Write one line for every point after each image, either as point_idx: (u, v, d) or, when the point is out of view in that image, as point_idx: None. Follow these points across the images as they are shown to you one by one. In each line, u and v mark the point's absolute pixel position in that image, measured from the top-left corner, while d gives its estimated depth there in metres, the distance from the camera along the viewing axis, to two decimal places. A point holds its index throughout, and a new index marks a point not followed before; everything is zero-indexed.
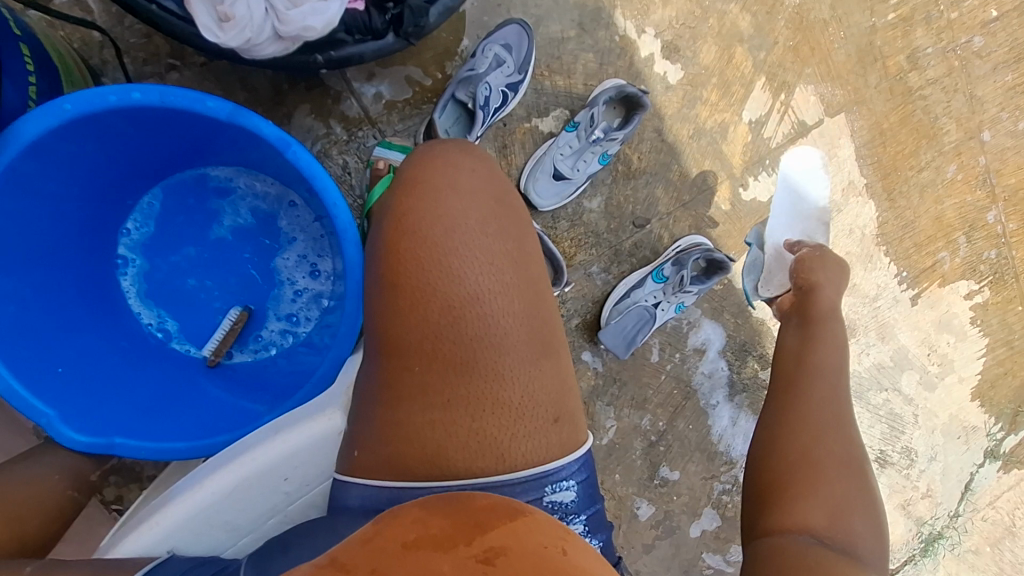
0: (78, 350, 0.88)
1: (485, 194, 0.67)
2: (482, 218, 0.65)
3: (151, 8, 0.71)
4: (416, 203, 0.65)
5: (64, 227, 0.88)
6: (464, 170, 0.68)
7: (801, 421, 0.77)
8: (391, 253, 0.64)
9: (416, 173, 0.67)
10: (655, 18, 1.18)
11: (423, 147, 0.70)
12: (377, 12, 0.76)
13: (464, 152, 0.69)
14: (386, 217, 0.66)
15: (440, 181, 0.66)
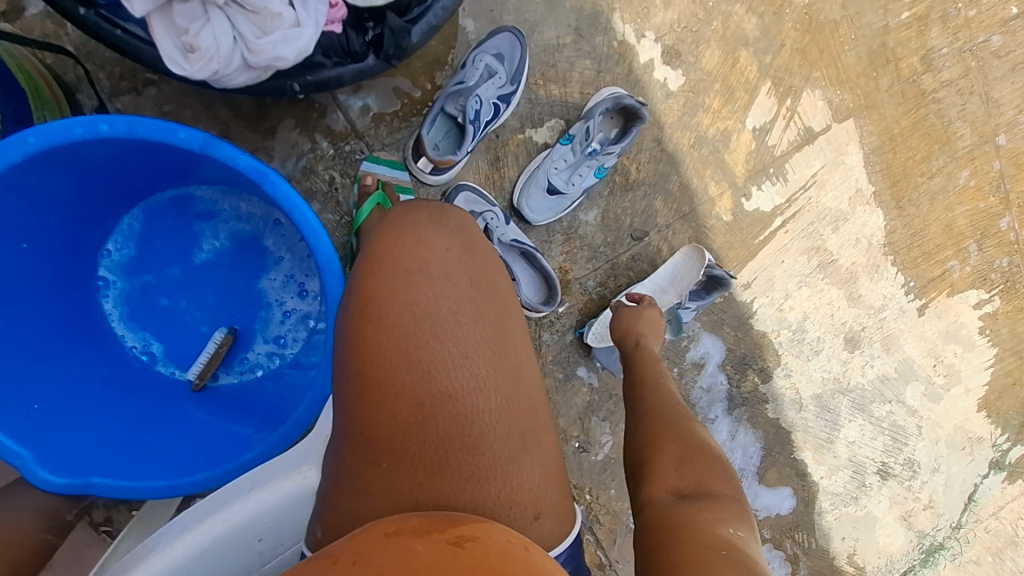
0: (56, 381, 0.86)
1: (458, 275, 0.62)
2: (454, 303, 0.61)
3: (116, 34, 0.67)
4: (383, 286, 0.61)
5: (39, 256, 0.86)
6: (435, 248, 0.63)
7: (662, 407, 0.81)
8: (357, 339, 0.60)
9: (382, 251, 0.63)
10: (656, 21, 1.13)
11: (390, 219, 0.65)
12: (355, 32, 0.71)
13: (437, 226, 0.65)
14: (350, 298, 0.62)
15: (409, 262, 0.62)
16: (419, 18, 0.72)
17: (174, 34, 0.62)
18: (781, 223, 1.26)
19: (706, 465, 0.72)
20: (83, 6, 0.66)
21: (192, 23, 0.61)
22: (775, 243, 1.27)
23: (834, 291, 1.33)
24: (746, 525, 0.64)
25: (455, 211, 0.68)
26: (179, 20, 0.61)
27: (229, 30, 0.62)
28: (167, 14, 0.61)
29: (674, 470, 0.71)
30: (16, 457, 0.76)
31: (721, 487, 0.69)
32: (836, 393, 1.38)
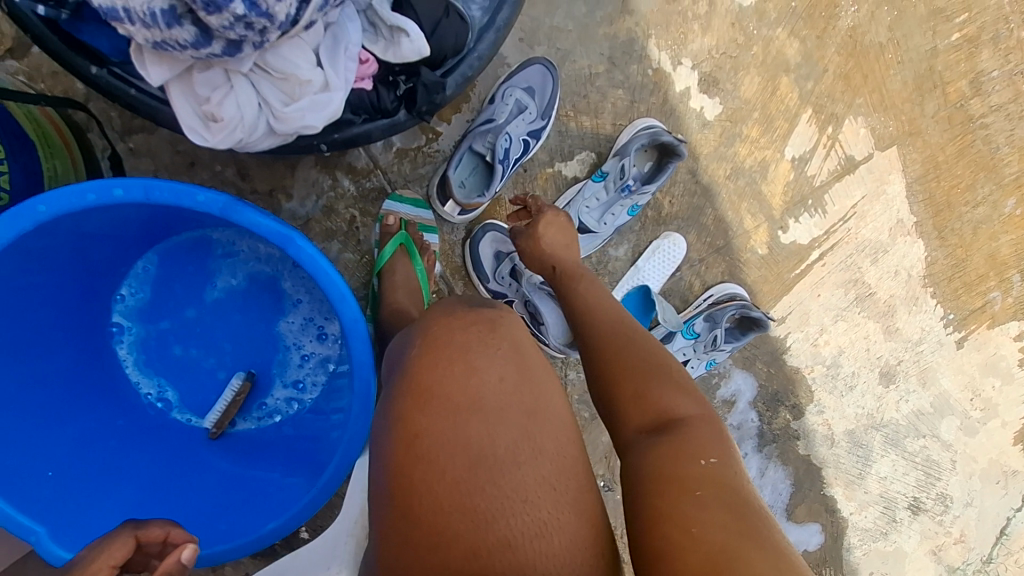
0: (70, 439, 0.83)
1: (516, 407, 0.54)
2: (514, 439, 0.52)
3: (131, 93, 0.62)
4: (430, 425, 0.53)
5: (50, 312, 0.81)
6: (488, 376, 0.54)
7: (603, 338, 0.75)
8: (400, 484, 0.52)
9: (426, 381, 0.55)
10: (693, 48, 1.07)
11: (434, 340, 0.57)
12: (385, 88, 0.66)
13: (489, 349, 0.56)
14: (392, 436, 0.54)
15: (459, 393, 0.54)
16: (454, 69, 0.68)
17: (194, 102, 0.57)
18: (818, 256, 1.21)
19: (664, 387, 0.66)
20: (95, 65, 0.61)
21: (213, 91, 0.56)
22: (811, 277, 1.22)
23: (870, 325, 1.28)
24: (720, 445, 0.60)
25: (506, 327, 0.59)
26: (199, 88, 0.56)
27: (253, 97, 0.57)
28: (186, 81, 0.56)
29: (637, 406, 0.66)
30: (30, 534, 0.72)
31: (687, 408, 0.64)
32: (869, 428, 1.33)
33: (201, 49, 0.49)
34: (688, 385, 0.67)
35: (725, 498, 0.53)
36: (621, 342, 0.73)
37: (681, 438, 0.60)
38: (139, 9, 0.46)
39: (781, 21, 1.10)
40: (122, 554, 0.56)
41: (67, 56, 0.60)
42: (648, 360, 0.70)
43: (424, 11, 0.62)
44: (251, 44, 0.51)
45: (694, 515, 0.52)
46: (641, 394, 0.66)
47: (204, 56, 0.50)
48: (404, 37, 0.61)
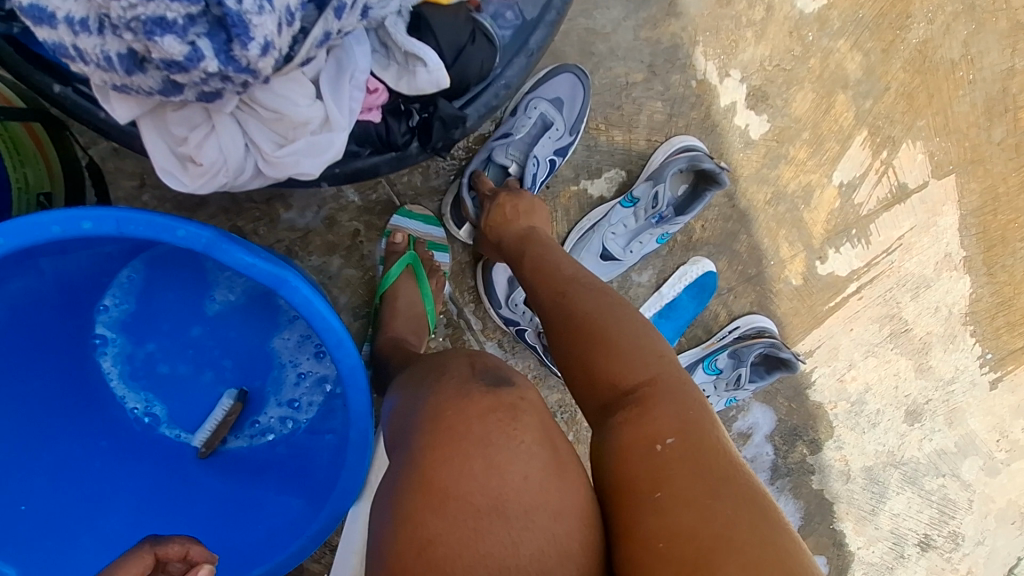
0: (50, 466, 0.81)
1: (542, 510, 0.47)
2: (533, 541, 0.46)
3: (99, 115, 0.55)
4: (446, 532, 0.45)
5: (26, 337, 0.77)
6: (513, 475, 0.47)
7: (542, 298, 0.65)
8: None
9: (440, 478, 0.47)
10: (743, 58, 0.96)
11: (449, 429, 0.49)
12: (395, 119, 0.57)
13: (513, 441, 0.49)
14: (397, 536, 0.46)
15: (478, 497, 0.47)
16: (478, 98, 0.59)
17: (170, 141, 0.49)
18: (855, 289, 1.12)
19: (612, 352, 0.57)
20: (60, 82, 0.54)
21: (192, 131, 0.48)
22: (845, 311, 1.13)
23: (902, 362, 1.20)
24: (684, 410, 0.52)
25: (528, 408, 0.52)
26: (175, 128, 0.48)
27: (239, 138, 0.49)
28: (160, 119, 0.48)
29: (589, 381, 0.58)
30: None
31: (639, 372, 0.56)
32: (887, 466, 1.24)
33: (168, 96, 0.43)
34: (635, 335, 0.58)
35: (689, 492, 0.46)
36: (561, 299, 0.63)
37: (637, 420, 0.52)
38: (92, 55, 0.40)
39: (844, 31, 0.99)
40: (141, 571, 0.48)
41: (30, 72, 0.54)
42: (589, 315, 0.60)
43: (445, 37, 0.53)
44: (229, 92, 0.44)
45: (653, 530, 0.45)
46: (586, 362, 0.58)
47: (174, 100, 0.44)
48: (421, 67, 0.52)
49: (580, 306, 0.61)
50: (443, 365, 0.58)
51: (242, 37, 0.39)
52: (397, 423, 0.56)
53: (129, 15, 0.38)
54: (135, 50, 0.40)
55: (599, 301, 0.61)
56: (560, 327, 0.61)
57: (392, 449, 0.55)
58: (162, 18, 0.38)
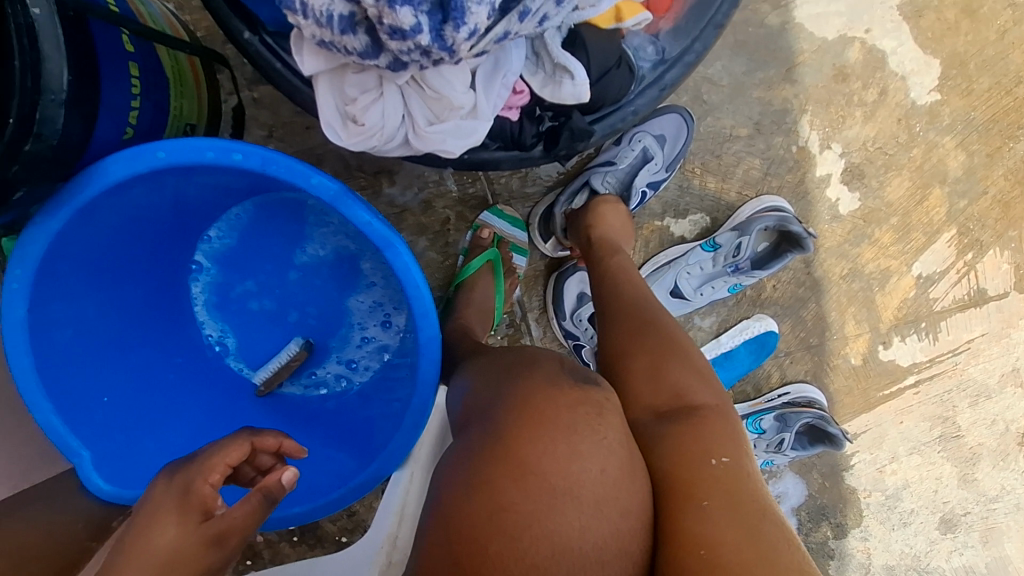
0: (129, 370, 0.85)
1: (612, 503, 0.49)
2: (591, 523, 0.48)
3: (276, 66, 0.60)
4: (526, 501, 0.48)
5: (141, 245, 0.83)
6: (591, 465, 0.50)
7: (615, 312, 0.71)
8: (468, 553, 0.46)
9: (525, 453, 0.50)
10: (848, 134, 0.99)
11: (539, 415, 0.52)
12: (529, 122, 0.61)
13: (595, 436, 0.52)
14: (473, 500, 0.48)
15: (556, 478, 0.49)
16: (607, 117, 0.62)
17: (338, 100, 0.54)
18: (912, 382, 1.12)
19: (678, 370, 0.62)
20: (249, 30, 0.60)
21: (362, 95, 0.53)
22: (898, 402, 1.12)
23: (947, 468, 1.17)
24: (735, 442, 0.57)
25: (614, 415, 0.55)
26: (348, 88, 0.53)
27: (400, 109, 0.53)
28: (337, 78, 0.53)
29: (647, 385, 0.62)
30: (75, 456, 0.74)
31: (703, 396, 0.61)
32: (910, 570, 1.20)
33: (365, 59, 0.46)
34: (702, 368, 0.64)
35: (733, 508, 0.50)
36: (636, 316, 0.69)
37: (691, 433, 0.56)
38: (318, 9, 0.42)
39: (953, 129, 1.00)
40: (239, 454, 0.59)
41: (225, 16, 0.59)
42: (665, 339, 0.66)
43: (596, 56, 0.57)
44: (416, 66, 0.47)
45: (703, 530, 0.48)
46: (654, 371, 0.63)
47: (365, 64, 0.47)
48: (568, 80, 0.57)
49: (652, 326, 0.67)
50: (532, 364, 0.61)
51: (459, 21, 0.42)
52: (473, 406, 0.60)
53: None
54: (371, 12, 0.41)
55: (672, 330, 0.67)
56: (628, 335, 0.67)
57: (464, 428, 0.58)
58: None
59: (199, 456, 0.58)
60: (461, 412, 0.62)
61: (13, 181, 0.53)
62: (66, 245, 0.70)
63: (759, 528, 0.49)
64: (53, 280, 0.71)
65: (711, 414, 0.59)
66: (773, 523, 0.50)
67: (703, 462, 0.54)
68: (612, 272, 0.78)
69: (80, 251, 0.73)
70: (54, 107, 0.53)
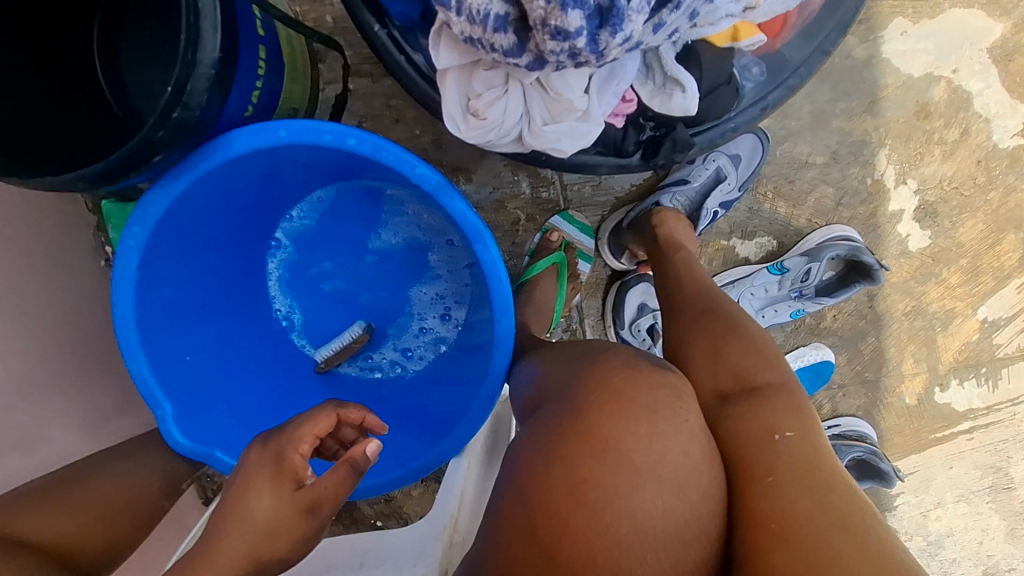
0: (210, 334, 0.90)
1: (693, 486, 0.49)
2: (672, 505, 0.49)
3: (398, 59, 0.64)
4: (614, 482, 0.49)
5: (235, 218, 0.87)
6: (672, 447, 0.50)
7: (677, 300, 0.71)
8: (549, 524, 0.48)
9: (608, 433, 0.51)
10: (925, 171, 0.99)
11: (618, 395, 0.53)
12: (632, 130, 0.64)
13: (677, 419, 0.52)
14: (553, 474, 0.50)
15: (637, 456, 0.50)
16: (706, 132, 0.65)
17: (463, 93, 0.57)
18: (967, 428, 1.10)
19: (739, 351, 0.61)
20: (377, 23, 0.63)
21: (487, 90, 0.56)
22: (950, 446, 1.10)
23: (995, 520, 1.13)
24: (801, 416, 0.55)
25: (692, 401, 0.55)
26: (475, 83, 0.56)
27: (521, 107, 0.57)
28: (466, 72, 0.56)
29: (710, 369, 0.62)
30: (159, 409, 0.79)
31: (763, 372, 0.60)
32: None
33: (510, 58, 0.48)
34: (761, 342, 0.63)
35: (804, 486, 0.49)
36: (697, 302, 0.69)
37: (754, 411, 0.55)
38: (476, 8, 0.45)
39: None
40: (325, 426, 0.58)
41: (357, 8, 0.63)
42: (725, 320, 0.65)
43: (708, 73, 0.60)
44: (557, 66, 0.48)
45: (776, 507, 0.48)
46: (715, 353, 0.62)
47: (507, 63, 0.49)
48: (679, 92, 0.58)
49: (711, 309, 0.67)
50: (605, 353, 0.61)
51: (619, 28, 0.41)
52: (547, 387, 0.61)
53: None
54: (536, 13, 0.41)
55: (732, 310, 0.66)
56: (689, 321, 0.67)
57: (541, 406, 0.59)
58: None
59: (290, 427, 0.58)
60: (534, 395, 0.62)
61: (155, 144, 0.60)
62: (180, 210, 0.75)
63: (830, 501, 0.48)
64: (163, 239, 0.76)
65: (776, 392, 0.57)
66: (845, 499, 0.49)
67: (768, 440, 0.53)
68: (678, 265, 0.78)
69: (185, 217, 0.77)
70: (205, 78, 0.58)
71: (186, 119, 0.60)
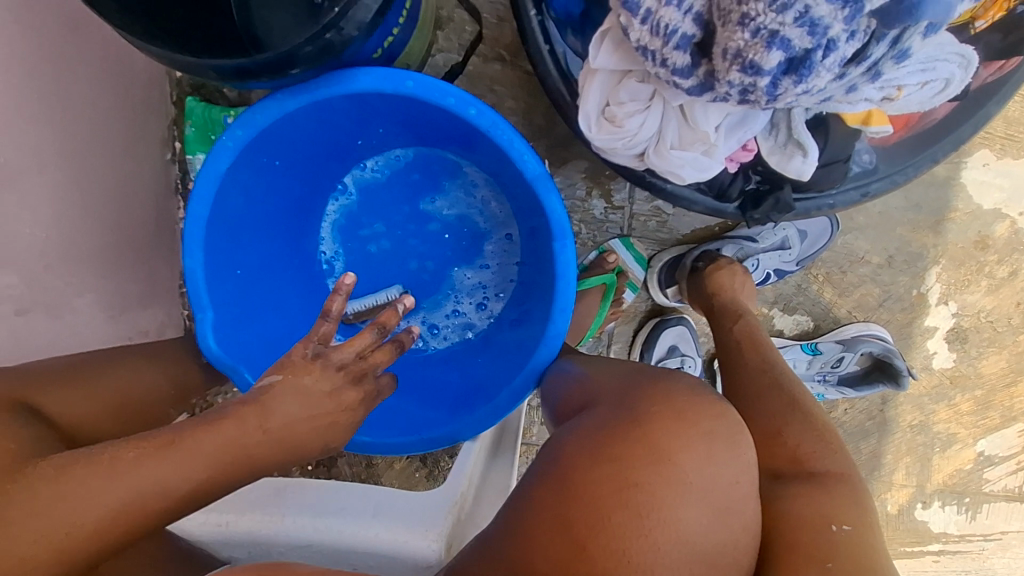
0: (260, 255, 0.88)
1: (732, 515, 0.52)
2: (712, 525, 0.51)
3: (542, 49, 0.65)
4: (659, 486, 0.50)
5: (321, 152, 0.87)
6: (726, 475, 0.53)
7: (741, 360, 0.74)
8: (572, 493, 0.52)
9: (660, 438, 0.53)
10: (968, 297, 1.02)
11: (682, 412, 0.55)
12: (741, 178, 0.67)
13: (734, 454, 0.54)
14: (601, 470, 0.52)
15: (690, 474, 0.52)
16: (811, 198, 0.68)
17: (605, 96, 0.59)
18: (936, 550, 1.12)
19: (800, 435, 0.64)
20: (534, 10, 0.65)
21: (631, 102, 0.57)
22: (916, 564, 1.12)
23: None
24: (861, 514, 0.56)
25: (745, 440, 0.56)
26: (621, 93, 0.57)
27: (657, 127, 0.59)
28: (616, 79, 0.58)
29: (771, 421, 0.65)
30: (199, 312, 0.76)
31: (822, 463, 0.61)
32: None
33: (674, 78, 0.50)
34: (816, 431, 0.64)
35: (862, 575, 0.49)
36: (764, 375, 0.71)
37: (812, 497, 0.57)
38: (666, 21, 0.47)
39: None
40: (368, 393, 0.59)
41: None
42: (791, 397, 0.67)
43: (832, 144, 0.63)
44: (716, 98, 0.50)
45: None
46: (786, 419, 0.65)
47: (667, 82, 0.51)
48: (800, 157, 0.61)
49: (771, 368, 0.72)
50: (668, 374, 0.63)
51: (806, 77, 0.45)
52: (596, 392, 0.64)
53: (757, 22, 0.44)
54: (742, 46, 0.45)
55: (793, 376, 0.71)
56: (756, 390, 0.69)
57: (591, 407, 0.61)
58: (788, 41, 0.44)
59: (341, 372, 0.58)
60: (578, 394, 0.66)
61: (299, 58, 0.59)
62: (281, 129, 0.74)
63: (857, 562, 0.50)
64: (256, 152, 0.75)
65: (836, 482, 0.59)
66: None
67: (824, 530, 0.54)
68: (739, 332, 0.79)
69: (284, 137, 0.76)
70: (366, 10, 0.58)
71: (334, 43, 0.60)
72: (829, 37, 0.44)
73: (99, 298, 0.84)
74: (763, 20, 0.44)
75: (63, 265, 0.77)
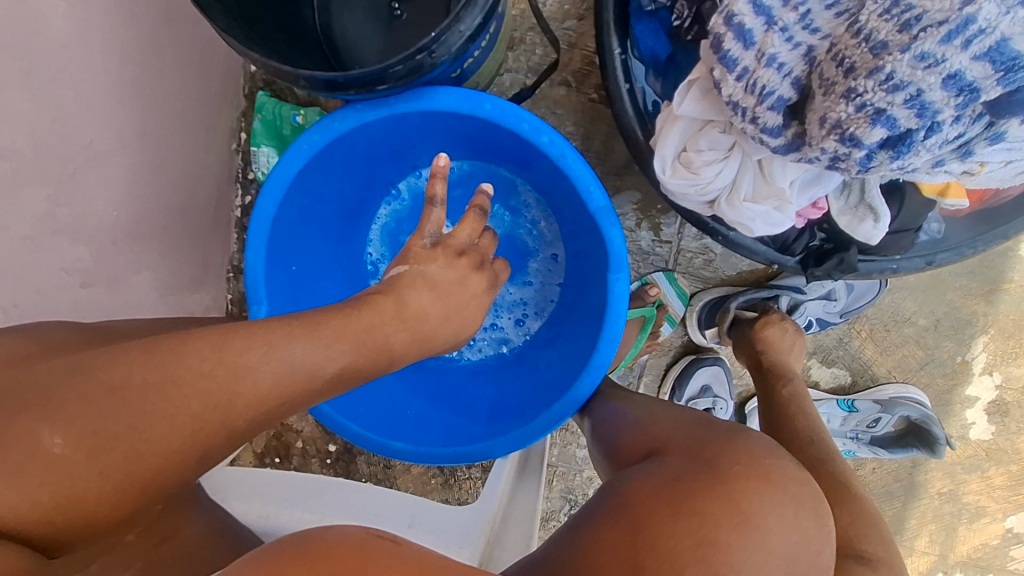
0: (314, 252, 0.89)
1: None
2: None
3: (621, 86, 0.66)
4: (742, 554, 0.50)
5: (385, 158, 0.88)
6: (812, 549, 0.53)
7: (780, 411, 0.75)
8: (642, 534, 0.52)
9: (747, 503, 0.52)
10: (1013, 370, 1.01)
11: (769, 475, 0.54)
12: (806, 234, 0.68)
13: (816, 524, 0.54)
14: (677, 522, 0.52)
15: (777, 542, 0.51)
16: (876, 260, 0.67)
17: (683, 141, 0.60)
18: None
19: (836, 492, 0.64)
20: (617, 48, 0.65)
21: (710, 151, 0.58)
22: None
23: None
24: None
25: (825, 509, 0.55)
26: (701, 141, 0.59)
27: (733, 178, 0.59)
28: (698, 127, 0.59)
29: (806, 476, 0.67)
30: (255, 304, 0.77)
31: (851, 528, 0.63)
32: None
33: (763, 135, 0.54)
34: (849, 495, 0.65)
35: None
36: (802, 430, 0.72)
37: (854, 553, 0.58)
38: (764, 83, 0.51)
39: None
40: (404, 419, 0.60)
41: (606, 27, 0.65)
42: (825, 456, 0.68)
43: (905, 212, 0.64)
44: (801, 159, 0.54)
45: None
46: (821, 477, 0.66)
47: (754, 138, 0.55)
48: (871, 222, 0.61)
49: (817, 444, 0.71)
50: (737, 429, 0.62)
51: (903, 155, 0.48)
52: (664, 438, 0.64)
53: (864, 99, 0.47)
54: (846, 120, 0.48)
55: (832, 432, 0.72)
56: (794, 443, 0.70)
57: (659, 453, 0.61)
58: (893, 120, 0.47)
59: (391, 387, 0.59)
60: (641, 437, 0.66)
61: (390, 75, 0.63)
62: (356, 138, 0.77)
63: None
64: (329, 155, 0.77)
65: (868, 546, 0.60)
66: None
67: None
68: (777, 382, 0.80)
69: (356, 142, 0.78)
70: (458, 38, 0.62)
71: (423, 64, 0.63)
72: (936, 120, 0.46)
73: (156, 277, 0.86)
74: (871, 97, 0.46)
75: (129, 242, 0.80)
